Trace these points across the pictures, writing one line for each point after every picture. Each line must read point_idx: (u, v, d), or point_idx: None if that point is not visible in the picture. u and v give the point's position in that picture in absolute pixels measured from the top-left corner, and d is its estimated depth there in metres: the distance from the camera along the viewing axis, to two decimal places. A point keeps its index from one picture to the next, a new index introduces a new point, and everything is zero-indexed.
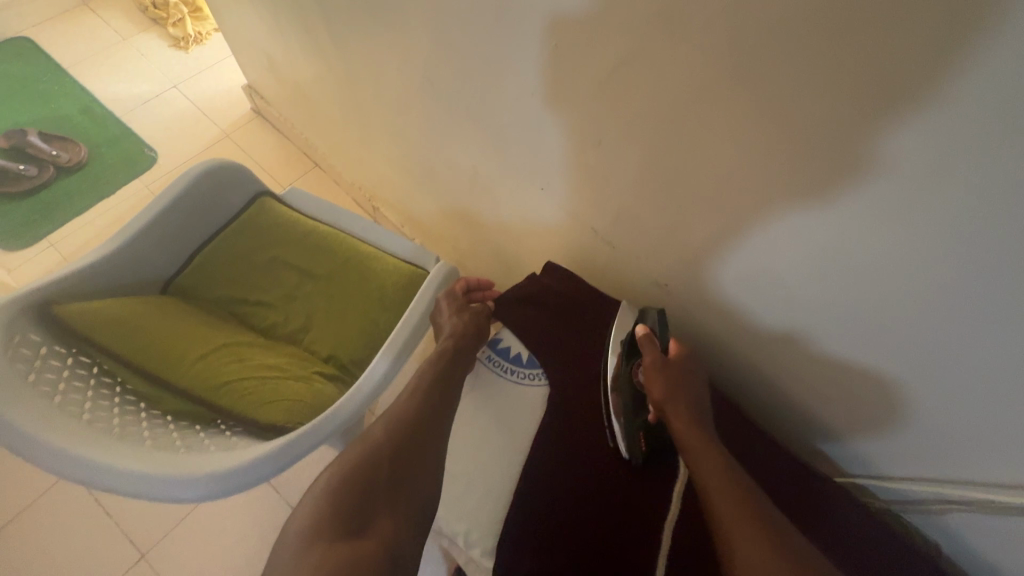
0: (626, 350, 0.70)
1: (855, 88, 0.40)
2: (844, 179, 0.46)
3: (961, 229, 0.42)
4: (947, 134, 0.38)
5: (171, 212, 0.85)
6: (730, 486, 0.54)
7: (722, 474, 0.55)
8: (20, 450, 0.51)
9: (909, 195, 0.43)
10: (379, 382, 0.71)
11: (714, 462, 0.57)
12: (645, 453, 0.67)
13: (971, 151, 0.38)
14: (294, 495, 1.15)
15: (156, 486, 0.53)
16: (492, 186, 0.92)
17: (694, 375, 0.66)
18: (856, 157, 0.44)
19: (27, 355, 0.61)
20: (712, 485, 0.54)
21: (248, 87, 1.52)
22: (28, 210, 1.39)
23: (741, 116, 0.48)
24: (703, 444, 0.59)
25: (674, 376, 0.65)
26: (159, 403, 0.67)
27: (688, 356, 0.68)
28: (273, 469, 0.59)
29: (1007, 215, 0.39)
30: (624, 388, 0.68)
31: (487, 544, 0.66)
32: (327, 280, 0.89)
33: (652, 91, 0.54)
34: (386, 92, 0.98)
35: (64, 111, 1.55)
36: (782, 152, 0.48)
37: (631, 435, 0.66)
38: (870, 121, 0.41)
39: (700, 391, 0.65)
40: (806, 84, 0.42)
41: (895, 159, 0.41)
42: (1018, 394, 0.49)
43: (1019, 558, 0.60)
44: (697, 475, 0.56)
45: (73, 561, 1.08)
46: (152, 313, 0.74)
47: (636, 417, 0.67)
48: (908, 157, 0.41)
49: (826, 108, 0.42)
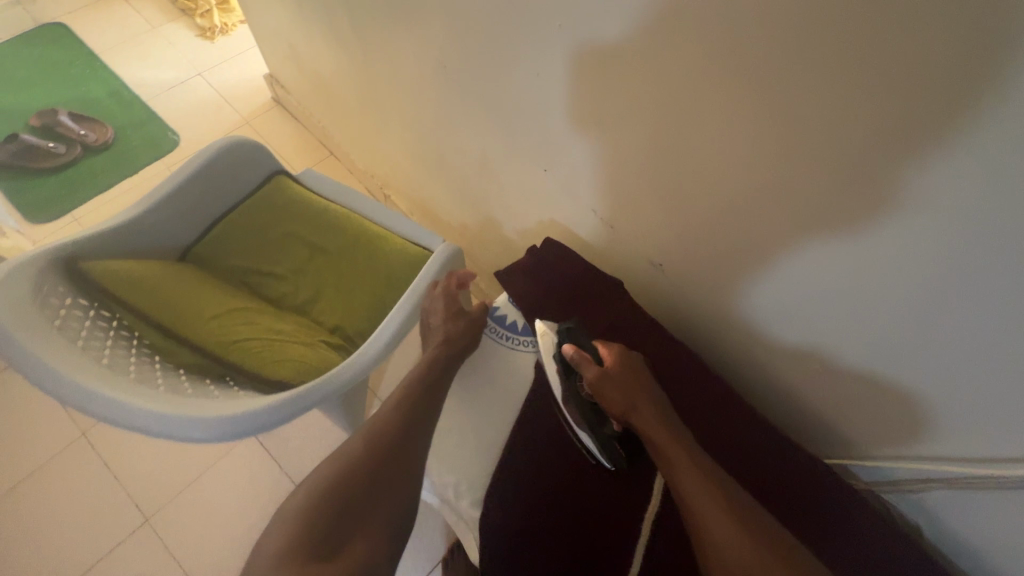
0: (566, 370, 0.70)
1: (839, 58, 0.42)
2: (833, 153, 0.48)
3: (927, 204, 0.44)
4: (942, 103, 0.39)
5: (191, 183, 0.89)
6: (697, 476, 0.55)
7: (688, 465, 0.57)
8: (45, 385, 0.54)
9: (885, 168, 0.45)
10: (383, 349, 0.75)
11: (680, 458, 0.57)
12: (626, 456, 0.68)
13: (931, 124, 0.40)
14: (295, 469, 1.19)
15: (168, 423, 0.56)
16: (497, 170, 0.95)
17: (641, 371, 0.66)
18: (842, 128, 0.45)
19: (53, 303, 0.65)
20: (684, 489, 0.55)
21: (270, 77, 1.57)
22: (55, 186, 1.44)
23: (733, 90, 0.50)
24: (668, 443, 0.59)
25: (619, 381, 0.65)
26: (173, 357, 0.70)
27: (625, 356, 0.68)
28: (277, 419, 0.63)
29: (966, 192, 0.41)
30: (580, 408, 0.69)
31: (475, 496, 0.72)
32: (337, 256, 0.93)
33: (649, 70, 0.56)
34: (399, 78, 1.01)
35: (94, 94, 1.62)
36: (772, 125, 0.50)
37: (605, 446, 0.67)
38: (856, 92, 0.43)
39: (651, 385, 0.65)
40: (793, 57, 0.44)
41: (869, 130, 0.44)
42: (999, 388, 0.50)
43: (1000, 541, 0.59)
44: (664, 470, 0.58)
45: (80, 521, 1.12)
46: (169, 275, 0.78)
47: (601, 427, 0.68)
48: (904, 128, 0.42)
49: (808, 84, 0.45)
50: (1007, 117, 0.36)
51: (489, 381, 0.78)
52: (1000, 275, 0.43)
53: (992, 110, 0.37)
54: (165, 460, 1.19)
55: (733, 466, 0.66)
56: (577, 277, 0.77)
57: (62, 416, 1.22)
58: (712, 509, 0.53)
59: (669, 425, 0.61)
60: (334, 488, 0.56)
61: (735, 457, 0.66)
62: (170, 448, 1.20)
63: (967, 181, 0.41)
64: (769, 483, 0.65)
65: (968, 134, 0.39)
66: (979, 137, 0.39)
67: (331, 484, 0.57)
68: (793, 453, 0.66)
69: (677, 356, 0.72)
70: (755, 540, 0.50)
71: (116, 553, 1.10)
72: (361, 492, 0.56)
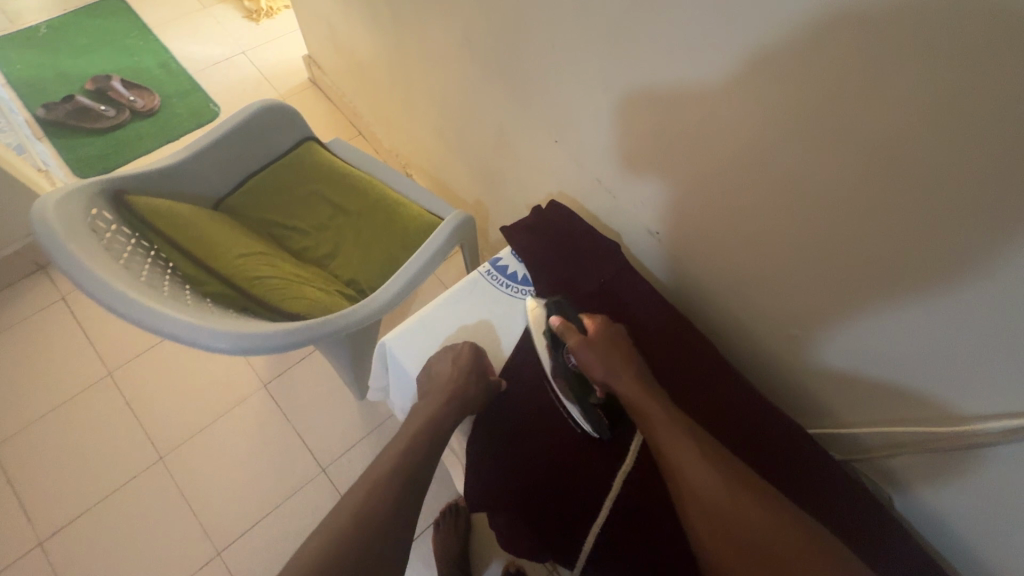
0: (553, 342, 0.68)
1: (819, 14, 0.46)
2: (815, 109, 0.51)
3: (899, 158, 0.48)
4: (910, 56, 0.43)
5: (230, 137, 0.96)
6: (677, 435, 0.57)
7: (668, 425, 0.58)
8: (86, 287, 0.60)
9: (861, 124, 0.49)
10: (390, 300, 0.82)
11: (661, 419, 0.58)
12: (610, 425, 0.66)
13: (908, 79, 0.44)
14: (303, 423, 1.25)
15: (193, 334, 0.62)
16: (512, 144, 1.00)
17: (623, 340, 0.66)
18: (822, 83, 0.49)
19: (101, 226, 0.73)
20: (666, 449, 0.56)
21: (308, 57, 1.66)
22: (103, 145, 1.55)
23: (727, 50, 0.55)
24: (647, 405, 0.60)
25: (602, 349, 0.63)
26: (201, 285, 0.77)
27: (609, 326, 0.66)
28: (288, 343, 0.69)
29: (930, 145, 0.45)
30: (566, 379, 0.67)
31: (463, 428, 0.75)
32: (357, 216, 0.99)
33: (655, 35, 0.61)
34: (427, 56, 1.08)
35: (145, 64, 1.73)
36: (760, 83, 0.54)
37: (588, 414, 0.65)
38: (833, 47, 0.47)
39: (633, 352, 0.65)
40: (779, 15, 0.49)
41: (845, 86, 0.48)
42: (964, 346, 0.52)
43: (958, 507, 0.62)
44: (645, 432, 0.59)
45: (100, 453, 1.19)
46: (202, 216, 0.84)
47: (586, 397, 0.66)
48: (876, 83, 0.46)
49: (792, 41, 0.49)
50: (963, 70, 0.40)
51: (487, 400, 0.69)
52: (972, 232, 0.46)
53: (949, 66, 0.41)
54: (181, 404, 1.26)
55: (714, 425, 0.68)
56: (580, 235, 0.77)
57: (92, 354, 1.30)
58: (693, 468, 0.54)
59: (648, 387, 0.61)
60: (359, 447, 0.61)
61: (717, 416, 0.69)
62: (187, 393, 1.27)
63: (942, 141, 0.44)
64: (748, 446, 0.67)
65: (930, 90, 0.43)
66: (942, 87, 0.42)
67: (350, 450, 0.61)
68: (774, 416, 0.68)
69: (668, 321, 0.73)
70: (732, 489, 0.53)
71: (130, 485, 1.16)
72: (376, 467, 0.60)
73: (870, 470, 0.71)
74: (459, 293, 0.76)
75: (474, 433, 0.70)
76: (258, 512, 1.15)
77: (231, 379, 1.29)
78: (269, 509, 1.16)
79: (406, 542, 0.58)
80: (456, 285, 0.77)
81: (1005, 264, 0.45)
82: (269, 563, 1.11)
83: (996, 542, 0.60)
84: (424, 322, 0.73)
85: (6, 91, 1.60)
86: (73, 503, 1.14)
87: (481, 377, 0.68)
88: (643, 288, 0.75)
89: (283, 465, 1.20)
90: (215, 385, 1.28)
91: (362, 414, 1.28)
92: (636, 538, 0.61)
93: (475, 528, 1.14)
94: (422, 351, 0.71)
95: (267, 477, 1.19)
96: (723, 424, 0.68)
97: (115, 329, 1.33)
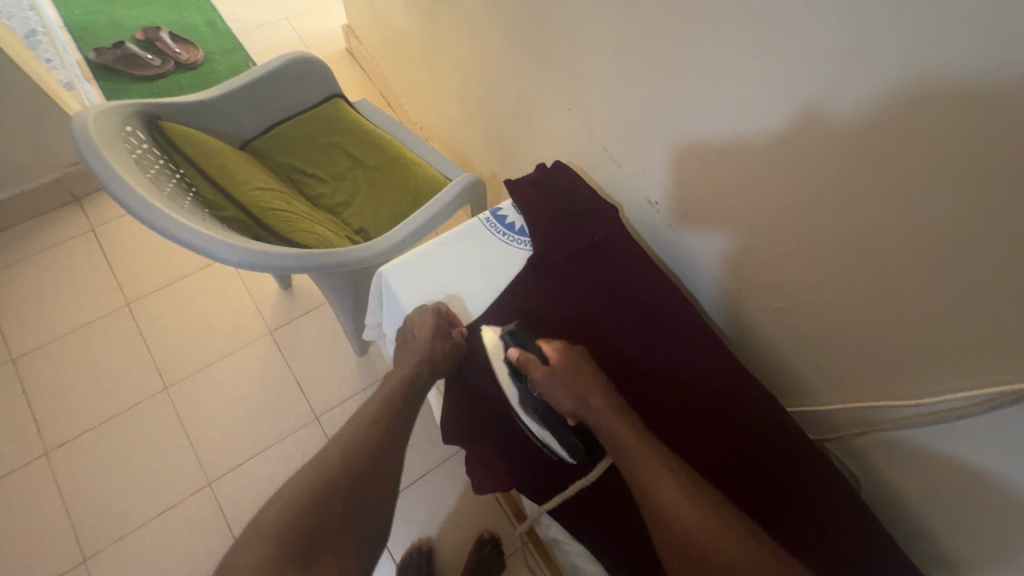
0: (516, 374, 0.67)
1: None
2: (814, 74, 0.53)
3: (891, 125, 0.49)
4: (899, 19, 0.44)
5: (262, 82, 1.00)
6: (651, 464, 0.55)
7: (643, 455, 0.56)
8: (110, 188, 0.64)
9: (857, 87, 0.50)
10: (394, 246, 0.86)
11: (633, 443, 0.57)
12: (586, 450, 0.65)
13: (896, 44, 0.45)
14: (302, 370, 1.30)
15: (206, 243, 0.66)
16: (529, 113, 1.02)
17: (587, 364, 0.64)
18: (821, 46, 0.51)
19: (133, 142, 0.78)
20: (643, 482, 0.55)
21: (347, 27, 1.72)
22: (145, 91, 1.61)
23: (734, 17, 0.57)
24: (614, 430, 0.58)
25: (568, 377, 0.62)
26: (219, 211, 0.81)
27: (571, 351, 0.65)
28: (291, 266, 0.74)
29: (918, 109, 0.46)
30: (536, 412, 0.65)
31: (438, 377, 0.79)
32: (373, 170, 1.03)
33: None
34: (456, 25, 1.11)
35: (194, 21, 1.80)
36: (763, 50, 0.56)
37: (563, 442, 0.64)
38: (832, 14, 0.49)
39: (599, 375, 0.64)
40: None
41: (839, 52, 0.50)
42: (944, 317, 0.53)
43: (925, 496, 0.63)
44: (620, 463, 0.57)
45: (111, 377, 1.25)
46: (227, 149, 0.89)
47: (558, 424, 0.65)
48: (867, 50, 0.48)
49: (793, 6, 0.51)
50: (943, 32, 0.42)
51: (474, 343, 0.71)
52: (951, 201, 0.48)
53: (933, 29, 0.43)
54: (191, 342, 1.31)
55: (693, 390, 0.70)
56: (581, 197, 0.81)
57: (114, 284, 1.36)
58: (669, 495, 0.53)
59: (615, 408, 0.61)
60: (364, 412, 0.67)
61: (695, 384, 0.70)
62: (198, 330, 1.32)
63: (928, 106, 0.46)
64: (723, 417, 0.68)
65: (911, 54, 0.45)
66: (930, 46, 0.43)
67: (358, 414, 0.67)
68: (750, 388, 0.70)
69: (658, 290, 0.76)
70: (708, 518, 0.52)
71: (135, 410, 1.22)
72: (370, 415, 0.66)
73: (841, 452, 0.72)
74: (459, 234, 0.79)
75: (452, 377, 0.72)
76: (252, 449, 1.20)
77: (239, 322, 1.34)
78: (263, 448, 1.20)
79: (383, 464, 0.62)
80: (458, 227, 0.80)
81: (981, 234, 0.47)
82: (259, 498, 1.15)
83: (957, 527, 0.60)
84: (420, 259, 0.76)
85: (63, 33, 1.69)
86: (82, 419, 1.20)
87: (447, 336, 0.68)
88: (635, 253, 0.78)
89: (281, 408, 1.25)
90: (225, 326, 1.34)
91: (360, 369, 1.31)
92: (602, 505, 0.63)
93: (458, 489, 1.17)
94: (414, 285, 0.74)
95: (265, 417, 1.23)
96: (698, 391, 0.70)
97: (138, 263, 1.40)
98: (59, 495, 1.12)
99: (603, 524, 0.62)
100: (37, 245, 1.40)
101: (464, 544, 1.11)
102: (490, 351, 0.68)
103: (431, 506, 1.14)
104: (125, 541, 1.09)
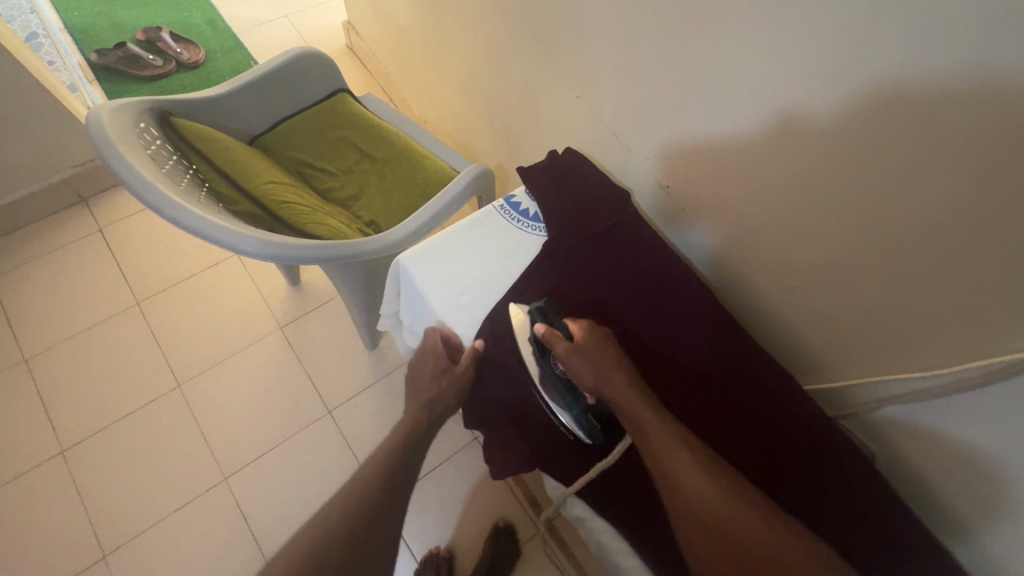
0: (540, 350, 0.67)
1: None
2: (824, 54, 0.53)
3: (902, 103, 0.49)
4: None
5: (269, 77, 1.00)
6: (668, 441, 0.56)
7: (659, 431, 0.57)
8: (128, 182, 0.65)
9: (867, 67, 0.51)
10: (406, 237, 0.86)
11: (651, 420, 0.58)
12: (602, 429, 0.64)
13: (905, 22, 0.46)
14: (314, 365, 1.30)
15: (225, 234, 0.67)
16: (536, 102, 1.03)
17: (611, 344, 0.65)
18: (831, 27, 0.51)
19: (147, 138, 0.78)
20: (660, 457, 0.56)
21: (348, 23, 1.72)
22: (147, 91, 1.61)
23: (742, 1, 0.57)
24: (634, 406, 0.59)
25: (592, 353, 0.63)
26: (232, 204, 0.81)
27: (596, 330, 0.66)
28: (307, 257, 0.75)
29: (928, 85, 0.47)
30: (557, 389, 0.65)
31: None
32: (382, 164, 1.04)
33: None
34: (460, 17, 1.12)
35: (194, 20, 1.80)
36: (772, 33, 0.56)
37: (580, 423, 0.64)
38: None
39: (622, 356, 0.64)
40: None
41: (849, 33, 0.50)
42: (957, 291, 0.54)
43: (941, 467, 0.64)
44: (636, 438, 0.58)
45: (124, 375, 1.26)
46: (237, 144, 0.89)
47: (576, 404, 0.64)
48: (877, 29, 0.48)
49: None
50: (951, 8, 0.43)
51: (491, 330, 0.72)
52: (962, 176, 0.48)
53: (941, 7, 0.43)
54: (202, 340, 1.31)
55: (708, 370, 0.71)
56: (592, 184, 0.82)
57: (123, 285, 1.37)
58: (684, 470, 0.54)
59: (635, 386, 0.62)
60: None
61: (710, 364, 0.71)
62: (209, 328, 1.33)
63: (940, 85, 0.46)
64: (738, 396, 0.69)
65: (922, 31, 0.45)
66: (939, 25, 0.44)
67: None
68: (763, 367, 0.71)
69: (671, 273, 0.76)
70: (722, 493, 0.53)
71: (149, 408, 1.23)
72: None
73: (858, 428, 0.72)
74: (474, 222, 0.80)
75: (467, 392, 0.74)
76: (266, 444, 1.21)
77: (250, 319, 1.35)
78: (277, 443, 1.21)
79: None
80: (472, 216, 0.80)
81: (992, 209, 0.47)
82: (274, 492, 1.16)
83: (973, 499, 0.61)
84: (435, 246, 0.77)
85: (64, 35, 1.69)
86: (96, 419, 1.21)
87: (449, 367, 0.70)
88: (647, 237, 0.79)
89: (294, 403, 1.26)
90: (236, 323, 1.34)
91: (371, 362, 1.32)
92: (620, 485, 0.64)
93: (473, 479, 1.17)
94: (430, 272, 0.74)
95: (278, 412, 1.24)
96: (714, 371, 0.70)
97: (147, 263, 1.40)
98: (76, 493, 1.13)
99: (619, 502, 0.64)
100: (46, 247, 1.40)
101: (480, 533, 1.12)
102: (517, 327, 0.69)
103: (445, 496, 1.15)
104: (143, 538, 1.10)
